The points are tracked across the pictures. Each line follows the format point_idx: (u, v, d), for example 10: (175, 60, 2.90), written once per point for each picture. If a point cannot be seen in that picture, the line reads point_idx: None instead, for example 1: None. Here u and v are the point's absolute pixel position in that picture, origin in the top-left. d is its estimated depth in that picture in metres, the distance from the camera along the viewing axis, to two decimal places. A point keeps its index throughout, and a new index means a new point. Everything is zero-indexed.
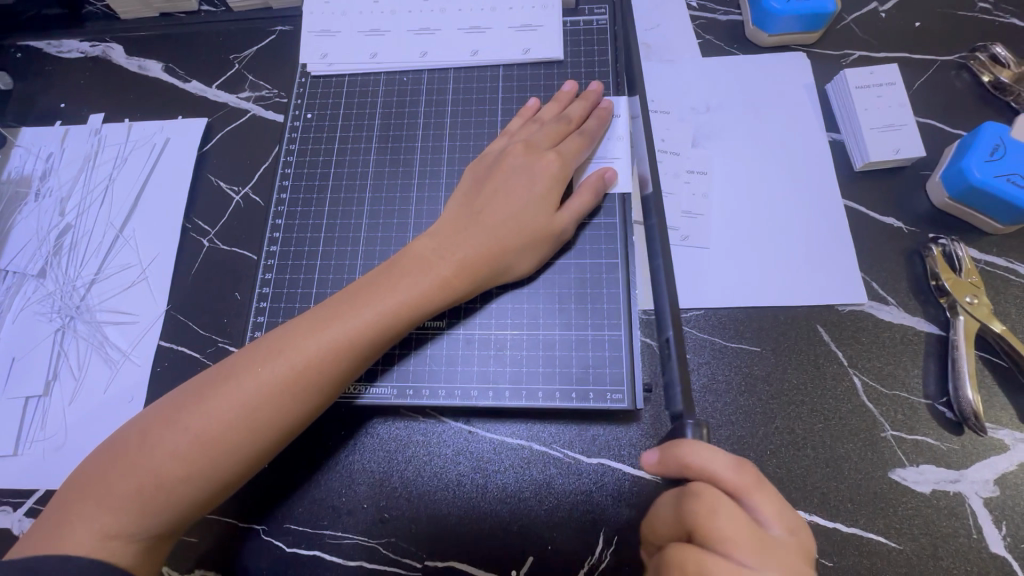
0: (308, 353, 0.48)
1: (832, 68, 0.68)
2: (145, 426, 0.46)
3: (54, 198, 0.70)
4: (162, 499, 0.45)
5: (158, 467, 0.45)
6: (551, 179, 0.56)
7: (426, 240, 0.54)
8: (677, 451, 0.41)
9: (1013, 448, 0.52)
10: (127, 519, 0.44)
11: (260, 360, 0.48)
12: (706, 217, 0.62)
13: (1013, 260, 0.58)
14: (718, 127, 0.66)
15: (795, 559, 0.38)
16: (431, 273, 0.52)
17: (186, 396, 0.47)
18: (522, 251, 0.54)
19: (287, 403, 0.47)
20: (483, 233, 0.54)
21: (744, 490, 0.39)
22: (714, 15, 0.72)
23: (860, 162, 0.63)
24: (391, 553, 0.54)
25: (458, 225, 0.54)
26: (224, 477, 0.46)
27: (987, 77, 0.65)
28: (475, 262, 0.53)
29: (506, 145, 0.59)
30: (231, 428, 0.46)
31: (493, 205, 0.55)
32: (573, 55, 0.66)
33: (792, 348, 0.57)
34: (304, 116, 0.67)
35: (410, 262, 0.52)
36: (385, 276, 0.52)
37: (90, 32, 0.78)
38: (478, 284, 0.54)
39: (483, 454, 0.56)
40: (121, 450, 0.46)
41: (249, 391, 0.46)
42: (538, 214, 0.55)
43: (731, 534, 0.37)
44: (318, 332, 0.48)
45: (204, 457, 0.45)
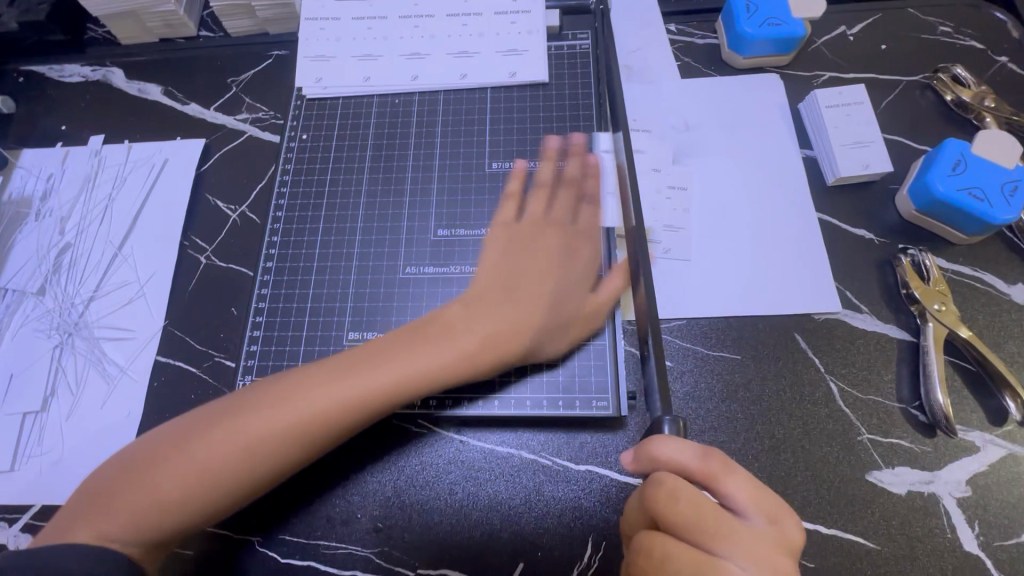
0: (319, 406, 0.48)
1: (804, 88, 0.72)
2: (172, 443, 0.48)
3: (54, 218, 0.72)
4: (158, 516, 0.46)
5: (162, 485, 0.46)
6: (581, 266, 0.59)
7: (460, 305, 0.55)
8: (644, 444, 0.42)
9: (983, 449, 0.55)
10: (124, 528, 0.45)
11: (269, 403, 0.48)
12: (687, 230, 0.65)
13: (979, 269, 0.61)
14: (697, 145, 0.69)
15: (769, 548, 0.39)
16: (457, 344, 0.52)
17: (198, 421, 0.48)
18: (553, 331, 0.56)
19: (291, 449, 0.48)
20: (517, 309, 0.55)
21: (711, 477, 0.41)
22: (692, 38, 0.76)
23: (832, 177, 0.66)
24: (384, 561, 0.55)
25: (495, 293, 0.56)
26: (219, 504, 0.47)
27: (949, 96, 0.69)
28: (501, 338, 0.53)
29: (539, 210, 0.61)
30: (258, 453, 0.47)
31: (526, 275, 0.57)
32: (558, 78, 0.69)
33: (771, 356, 0.59)
34: (299, 137, 0.70)
35: (440, 327, 0.53)
36: (411, 340, 0.52)
37: (91, 57, 0.80)
38: (506, 363, 0.54)
39: (474, 463, 0.57)
40: (135, 460, 0.48)
41: (255, 432, 0.47)
42: (569, 292, 0.57)
43: (693, 518, 0.40)
44: (334, 385, 0.49)
45: (204, 486, 0.46)
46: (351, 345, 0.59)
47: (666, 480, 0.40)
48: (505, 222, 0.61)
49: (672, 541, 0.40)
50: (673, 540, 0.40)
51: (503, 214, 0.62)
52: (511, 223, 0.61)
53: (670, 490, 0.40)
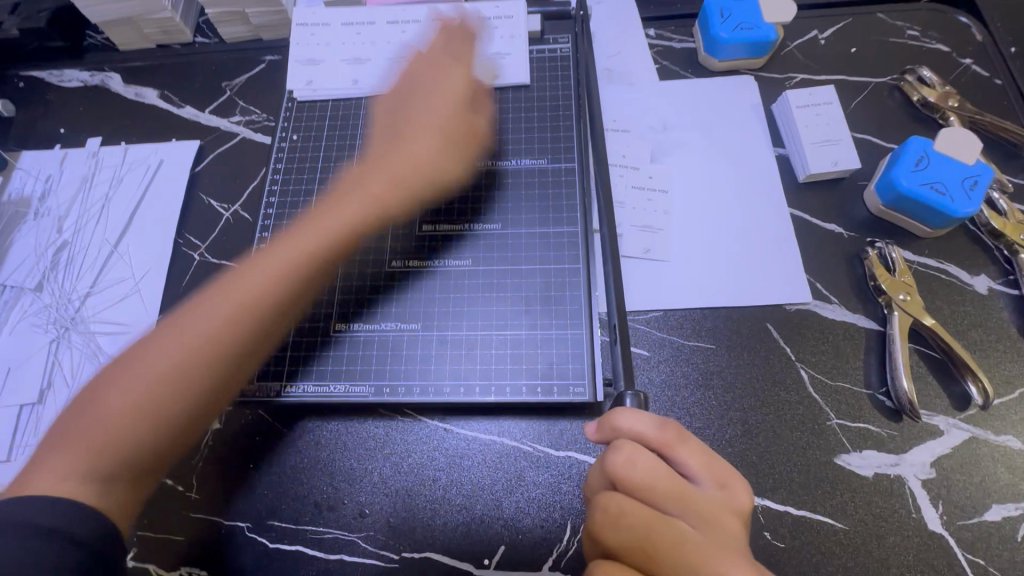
0: (258, 281, 0.55)
1: (777, 90, 0.75)
2: (107, 377, 0.51)
3: (52, 217, 0.74)
4: (119, 436, 0.48)
5: (116, 406, 0.49)
6: (452, 104, 0.64)
7: (352, 173, 0.63)
8: (608, 415, 0.45)
9: (947, 432, 0.57)
10: (85, 459, 0.47)
11: (195, 305, 0.54)
12: (663, 225, 0.67)
13: (944, 261, 0.64)
14: (674, 144, 0.72)
15: (716, 510, 0.42)
16: (359, 196, 0.60)
17: (145, 344, 0.52)
18: (436, 165, 0.63)
19: (240, 328, 0.53)
20: (386, 166, 0.62)
21: (666, 446, 0.43)
22: (670, 43, 0.79)
23: (803, 174, 0.68)
24: (369, 545, 0.56)
25: (382, 156, 0.62)
26: (177, 415, 0.51)
27: (915, 96, 0.72)
28: (398, 181, 0.61)
29: (422, 57, 0.67)
30: (193, 351, 0.51)
31: (395, 147, 0.63)
32: (539, 80, 0.72)
33: (745, 345, 0.61)
34: (290, 138, 0.72)
35: (346, 184, 0.62)
36: (319, 214, 0.60)
37: (90, 62, 0.83)
38: (408, 197, 0.62)
39: (457, 449, 0.59)
40: (88, 399, 0.50)
41: (204, 331, 0.52)
42: (456, 147, 0.64)
43: (649, 482, 0.42)
44: (218, 291, 0.54)
45: (162, 390, 0.50)
46: (338, 336, 0.61)
47: (623, 444, 0.43)
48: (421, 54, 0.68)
49: (628, 501, 0.42)
50: (629, 499, 0.42)
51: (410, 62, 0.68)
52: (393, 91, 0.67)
53: (629, 456, 0.43)
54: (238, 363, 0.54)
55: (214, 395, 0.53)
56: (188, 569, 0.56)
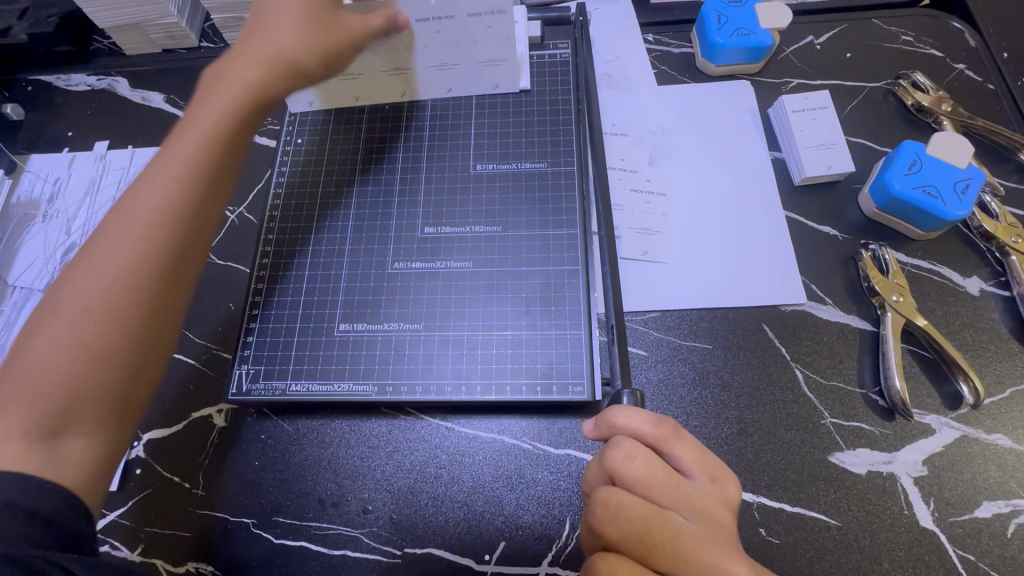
0: (157, 187, 0.51)
1: (774, 94, 0.76)
2: (23, 340, 0.48)
3: (60, 219, 0.75)
4: (55, 387, 0.46)
5: (43, 362, 0.46)
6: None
7: (220, 62, 0.58)
8: (606, 412, 0.46)
9: (939, 431, 0.58)
10: (23, 419, 0.44)
11: (109, 223, 0.50)
12: (661, 228, 0.68)
13: (937, 263, 0.65)
14: (672, 147, 0.73)
15: (710, 503, 0.43)
16: (224, 92, 0.56)
17: (56, 293, 0.49)
18: (303, 45, 0.57)
19: (157, 230, 0.50)
20: (256, 46, 0.57)
21: (662, 442, 0.45)
22: (668, 48, 0.80)
23: (799, 177, 0.69)
24: (372, 541, 0.57)
25: (236, 52, 0.58)
26: (111, 345, 0.47)
27: (909, 100, 0.73)
28: (258, 79, 0.57)
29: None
30: (100, 294, 0.48)
31: (255, 33, 0.58)
32: (539, 84, 0.73)
33: (740, 345, 0.63)
34: (294, 141, 0.73)
35: (214, 83, 0.57)
36: (191, 110, 0.56)
37: (97, 67, 0.84)
38: (293, 75, 0.58)
39: (458, 447, 0.60)
40: (8, 365, 0.47)
41: (112, 255, 0.49)
42: (319, 30, 0.58)
43: (647, 477, 0.43)
44: (108, 228, 0.50)
45: (86, 329, 0.47)
46: (342, 336, 0.62)
47: (621, 441, 0.45)
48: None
49: (627, 495, 0.44)
50: (628, 494, 0.44)
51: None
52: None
53: (628, 452, 0.44)
54: (173, 264, 0.50)
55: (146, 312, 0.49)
56: (195, 564, 0.57)
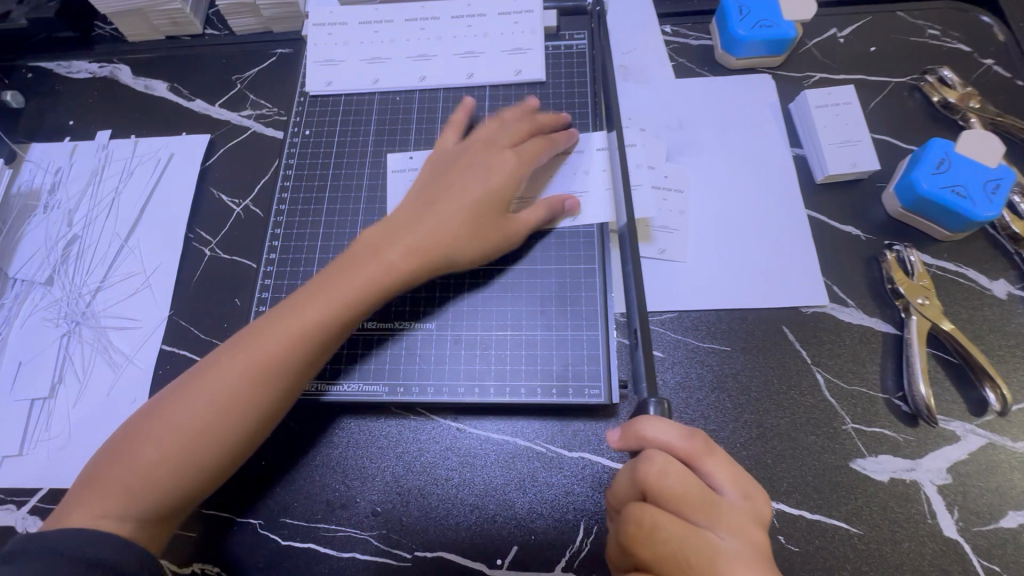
0: (281, 333, 0.51)
1: (795, 88, 0.74)
2: (135, 427, 0.50)
3: (62, 210, 0.73)
4: (153, 484, 0.48)
5: (149, 456, 0.48)
6: (506, 179, 0.60)
7: (379, 226, 0.58)
8: (634, 422, 0.44)
9: (964, 438, 0.56)
10: (117, 502, 0.47)
11: (231, 352, 0.51)
12: (680, 227, 0.66)
13: (962, 265, 0.63)
14: (690, 143, 0.71)
15: (742, 519, 0.43)
16: (386, 258, 0.55)
17: (179, 393, 0.51)
18: (471, 241, 0.58)
19: (273, 381, 0.51)
20: (438, 222, 0.57)
21: (693, 456, 0.44)
22: (686, 39, 0.78)
23: (821, 175, 0.67)
24: (382, 544, 0.56)
25: (410, 215, 0.58)
26: (205, 465, 0.49)
27: (935, 97, 0.71)
28: (425, 248, 0.56)
29: (468, 142, 0.63)
30: (207, 418, 0.49)
31: (446, 197, 0.58)
32: (555, 77, 0.71)
33: (760, 348, 0.61)
34: (302, 133, 0.71)
35: (362, 248, 0.56)
36: (340, 267, 0.55)
37: (99, 54, 0.82)
38: (438, 266, 0.57)
39: (470, 449, 0.59)
40: (121, 441, 0.50)
41: (227, 384, 0.50)
42: (490, 207, 0.58)
43: (681, 494, 0.42)
44: (256, 347, 0.51)
45: (186, 448, 0.48)
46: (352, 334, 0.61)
47: (655, 456, 0.43)
48: (442, 148, 0.64)
49: (660, 512, 0.42)
50: (662, 511, 0.42)
51: (443, 141, 0.65)
52: (442, 156, 0.63)
53: (661, 467, 0.42)
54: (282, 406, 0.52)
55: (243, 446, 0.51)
56: (201, 564, 0.56)
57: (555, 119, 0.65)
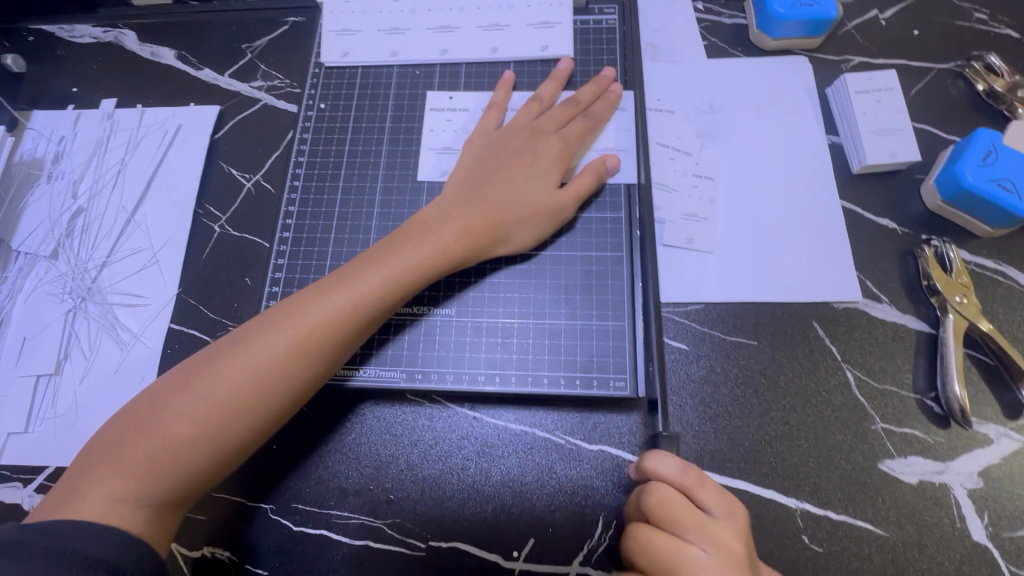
0: (321, 312, 0.49)
1: (833, 73, 0.70)
2: (159, 397, 0.48)
3: (66, 181, 0.71)
4: (178, 464, 0.46)
5: (175, 430, 0.46)
6: (552, 161, 0.59)
7: (428, 209, 0.56)
8: (638, 459, 0.48)
9: (997, 441, 0.55)
10: (138, 483, 0.45)
11: (266, 327, 0.49)
12: (709, 215, 0.64)
13: (1002, 263, 0.61)
14: (722, 126, 0.68)
15: (742, 544, 0.44)
16: (437, 241, 0.54)
17: (211, 364, 0.48)
18: (521, 223, 0.57)
19: (309, 362, 0.49)
20: (487, 207, 0.56)
21: (690, 487, 0.45)
22: (719, 17, 0.74)
23: (858, 165, 0.65)
24: (396, 533, 0.55)
25: (459, 199, 0.56)
26: (232, 445, 0.47)
27: (981, 85, 0.67)
28: (477, 229, 0.55)
29: (515, 124, 0.61)
30: (241, 393, 0.47)
31: (497, 182, 0.57)
32: (582, 53, 0.68)
33: (790, 343, 0.59)
34: (317, 106, 0.68)
35: (412, 231, 0.54)
36: (385, 247, 0.53)
37: (103, 18, 0.78)
38: (484, 250, 0.56)
39: (488, 439, 0.57)
40: (139, 415, 0.47)
41: (266, 358, 0.48)
42: (538, 190, 0.57)
43: (674, 519, 0.45)
44: (297, 321, 0.49)
45: (215, 426, 0.47)
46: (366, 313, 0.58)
47: (655, 487, 0.46)
48: (484, 130, 0.62)
49: (657, 532, 0.45)
50: (656, 532, 0.45)
51: (485, 120, 0.63)
52: (484, 140, 0.61)
53: (659, 498, 0.45)
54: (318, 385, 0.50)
55: (273, 424, 0.49)
56: (212, 548, 0.55)
57: (595, 90, 0.63)
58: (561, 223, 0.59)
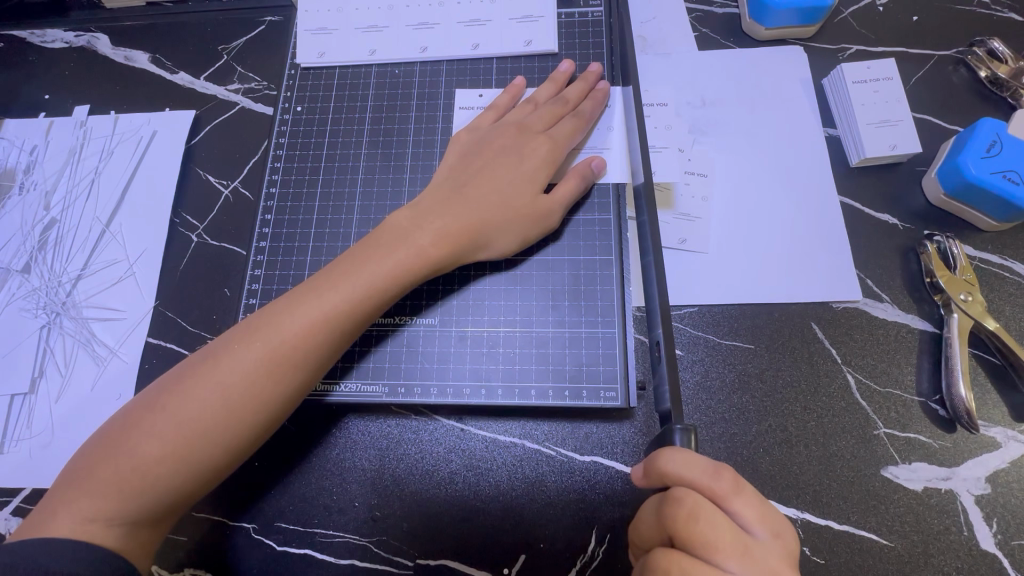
0: (295, 322, 0.47)
1: (829, 63, 0.68)
2: (130, 415, 0.46)
3: (39, 191, 0.69)
4: (150, 484, 0.44)
5: (146, 451, 0.44)
6: (536, 162, 0.56)
7: (404, 211, 0.54)
8: (653, 458, 0.41)
9: (1005, 445, 0.53)
10: (110, 503, 0.43)
11: (239, 341, 0.47)
12: (702, 214, 0.61)
13: (1007, 258, 0.59)
14: (714, 121, 0.65)
15: (780, 564, 0.38)
16: (414, 243, 0.51)
17: (183, 380, 0.46)
18: (503, 227, 0.54)
19: (284, 375, 0.47)
20: (467, 208, 0.53)
21: (722, 496, 0.39)
22: (710, 7, 0.71)
23: (856, 158, 0.62)
24: (382, 551, 0.53)
25: (440, 199, 0.54)
26: (206, 464, 0.45)
27: (983, 72, 0.65)
28: (454, 232, 0.52)
29: (503, 123, 0.59)
30: (214, 410, 0.45)
31: (479, 183, 0.55)
32: (567, 47, 0.65)
33: (787, 346, 0.57)
34: (294, 110, 0.66)
35: (389, 234, 0.52)
36: (360, 253, 0.51)
37: (75, 22, 0.76)
38: (464, 254, 0.54)
39: (475, 452, 0.55)
40: (111, 435, 0.45)
41: (238, 374, 0.46)
42: (522, 193, 0.55)
43: (711, 539, 0.38)
44: (271, 334, 0.47)
45: (188, 446, 0.44)
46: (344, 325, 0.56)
47: (682, 496, 0.39)
48: (474, 128, 0.60)
49: (689, 560, 0.38)
50: (688, 559, 0.38)
51: (479, 120, 0.60)
52: (468, 138, 0.59)
53: (690, 509, 0.38)
54: (295, 399, 0.48)
55: (250, 443, 0.47)
56: (193, 571, 0.53)
57: (583, 89, 0.60)
58: (546, 230, 0.56)
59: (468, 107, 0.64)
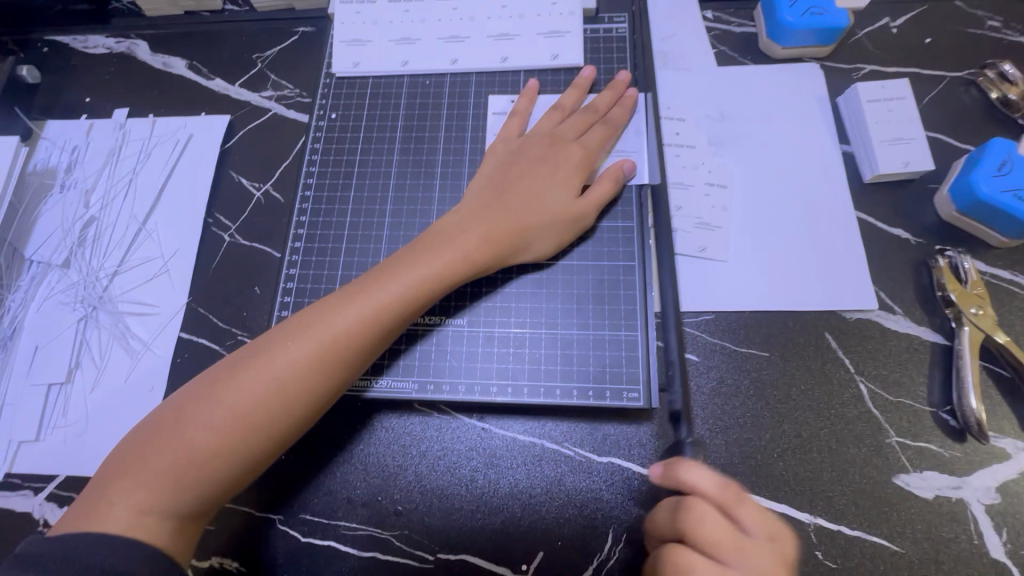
0: (344, 320, 0.49)
1: (844, 81, 0.70)
2: (181, 406, 0.48)
3: (79, 190, 0.71)
4: (201, 476, 0.46)
5: (197, 441, 0.46)
6: (571, 168, 0.59)
7: (447, 219, 0.56)
8: (671, 467, 0.45)
9: (1015, 456, 0.54)
10: (163, 494, 0.45)
11: (289, 336, 0.49)
12: (721, 224, 0.63)
13: (1018, 274, 0.60)
14: (733, 134, 0.68)
15: (779, 571, 0.41)
16: (458, 248, 0.53)
17: (234, 373, 0.48)
18: (542, 231, 0.56)
19: (331, 371, 0.49)
20: (506, 214, 0.56)
21: (727, 504, 0.43)
22: (729, 26, 0.74)
23: (870, 174, 0.64)
24: (403, 545, 0.55)
25: (480, 206, 0.56)
26: (254, 456, 0.47)
27: (995, 94, 0.67)
28: (495, 239, 0.55)
29: (535, 133, 0.61)
30: (263, 403, 0.47)
31: (517, 191, 0.57)
32: (593, 61, 0.68)
33: (801, 354, 0.58)
34: (328, 116, 0.69)
35: (434, 238, 0.54)
36: (406, 256, 0.53)
37: (116, 28, 0.79)
38: (505, 257, 0.56)
39: (497, 450, 0.57)
40: (161, 427, 0.47)
41: (288, 367, 0.48)
42: (558, 199, 0.57)
43: (715, 539, 0.42)
44: (319, 330, 0.49)
45: (237, 437, 0.46)
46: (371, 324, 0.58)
47: (694, 501, 0.43)
48: (506, 137, 0.62)
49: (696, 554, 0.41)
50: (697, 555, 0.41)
51: (507, 129, 0.63)
52: (503, 149, 0.61)
53: (699, 513, 0.42)
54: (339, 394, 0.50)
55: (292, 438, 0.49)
56: (221, 559, 0.55)
57: (611, 97, 0.63)
58: (581, 232, 0.58)
59: (498, 114, 0.66)
